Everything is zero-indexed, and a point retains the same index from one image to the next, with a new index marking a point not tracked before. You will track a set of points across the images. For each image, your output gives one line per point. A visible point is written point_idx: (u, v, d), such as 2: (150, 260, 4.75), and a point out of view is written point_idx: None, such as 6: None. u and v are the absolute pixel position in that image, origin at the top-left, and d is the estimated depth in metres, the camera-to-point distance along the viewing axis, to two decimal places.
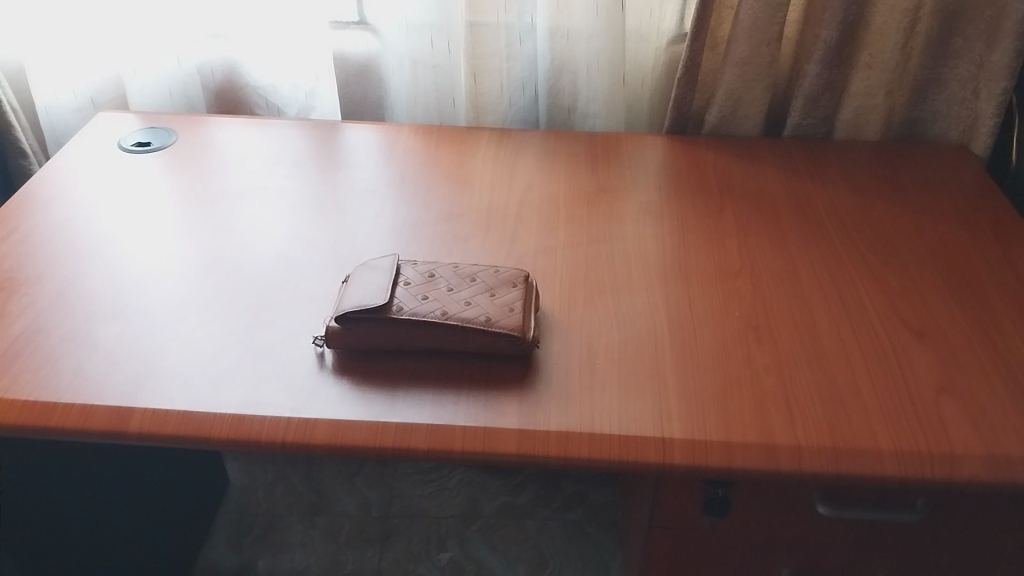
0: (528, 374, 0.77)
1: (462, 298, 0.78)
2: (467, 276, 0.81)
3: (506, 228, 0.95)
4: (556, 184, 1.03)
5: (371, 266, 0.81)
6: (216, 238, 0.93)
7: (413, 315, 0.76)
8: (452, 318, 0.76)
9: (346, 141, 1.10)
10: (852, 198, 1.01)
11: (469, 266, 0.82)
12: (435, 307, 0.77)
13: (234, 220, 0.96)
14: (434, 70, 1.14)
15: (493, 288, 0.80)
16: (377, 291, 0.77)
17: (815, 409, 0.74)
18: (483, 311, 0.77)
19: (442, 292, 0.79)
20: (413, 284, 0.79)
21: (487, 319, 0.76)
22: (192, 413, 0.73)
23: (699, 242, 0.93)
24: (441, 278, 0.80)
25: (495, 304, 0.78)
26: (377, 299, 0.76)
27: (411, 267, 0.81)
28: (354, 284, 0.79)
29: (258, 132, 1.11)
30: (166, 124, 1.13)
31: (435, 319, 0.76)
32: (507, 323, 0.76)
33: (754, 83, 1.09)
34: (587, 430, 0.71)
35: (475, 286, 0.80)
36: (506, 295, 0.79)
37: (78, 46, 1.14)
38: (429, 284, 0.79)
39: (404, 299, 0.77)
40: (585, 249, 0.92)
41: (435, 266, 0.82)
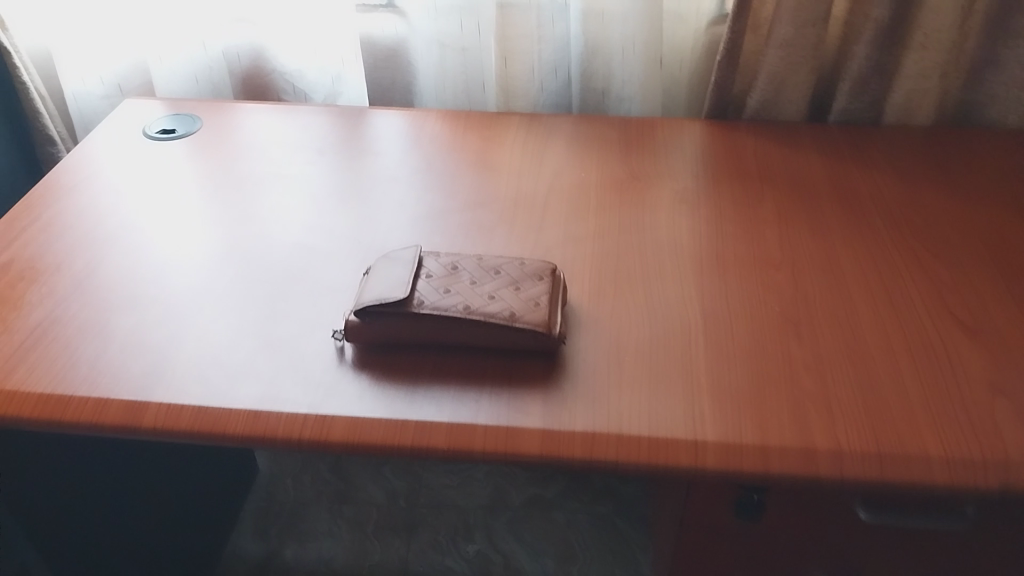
0: (554, 371, 0.73)
1: (486, 292, 0.75)
2: (491, 268, 0.77)
3: (534, 216, 0.91)
4: (588, 171, 0.99)
5: (393, 257, 0.79)
6: (238, 227, 0.91)
7: (435, 310, 0.73)
8: (475, 313, 0.73)
9: (372, 128, 1.07)
10: (900, 183, 0.95)
11: (494, 257, 0.79)
12: (457, 301, 0.74)
13: (257, 208, 0.94)
14: (463, 53, 1.11)
15: (519, 281, 0.76)
16: (398, 284, 0.75)
17: (858, 410, 0.70)
18: (507, 306, 0.74)
19: (465, 284, 0.76)
20: (435, 277, 0.76)
21: (512, 314, 0.73)
22: (207, 407, 0.71)
23: (737, 232, 0.89)
24: (464, 270, 0.77)
25: (520, 298, 0.75)
26: (398, 292, 0.74)
27: (433, 259, 0.78)
28: (375, 277, 0.77)
29: (284, 118, 1.09)
30: (191, 111, 1.11)
31: (457, 314, 0.73)
32: (532, 319, 0.73)
33: (799, 65, 1.04)
34: (614, 430, 0.68)
35: (500, 279, 0.76)
36: (532, 288, 0.76)
37: (104, 32, 1.12)
38: (452, 276, 0.76)
39: (426, 292, 0.74)
40: (616, 239, 0.88)
41: (459, 257, 0.78)
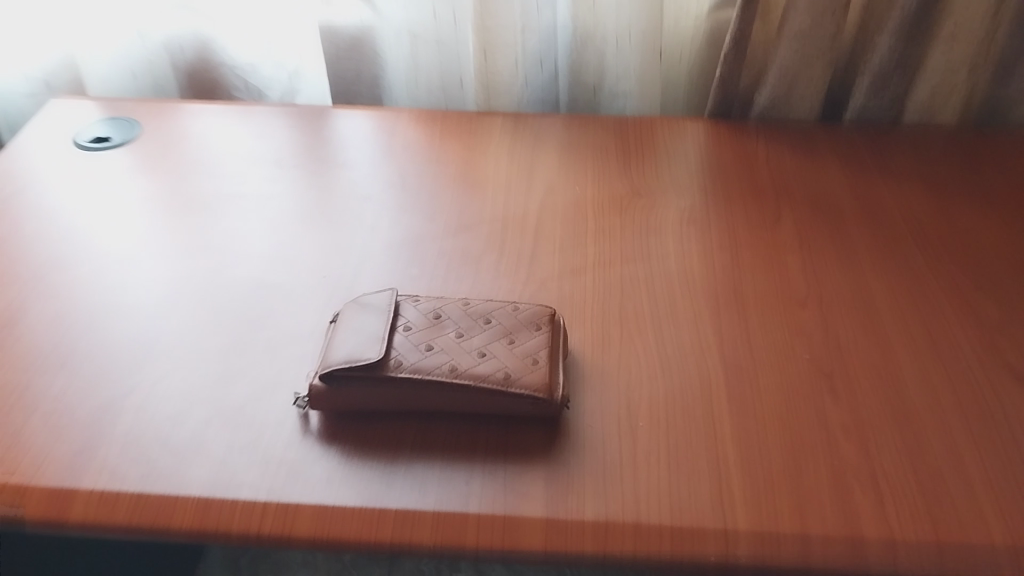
0: (555, 442, 0.63)
1: (475, 346, 0.64)
2: (480, 317, 0.67)
3: (525, 243, 0.80)
4: (582, 187, 0.87)
5: (364, 304, 0.67)
6: (184, 257, 0.79)
7: (416, 372, 0.62)
8: (463, 375, 0.62)
9: (336, 132, 0.94)
10: (930, 199, 0.86)
11: (482, 302, 0.68)
12: (442, 360, 0.63)
13: (205, 233, 0.82)
14: (437, 45, 0.98)
15: (512, 331, 0.66)
16: (371, 340, 0.64)
17: (908, 486, 0.61)
18: (500, 365, 0.63)
19: (450, 338, 0.65)
20: (414, 330, 0.65)
21: (506, 375, 0.63)
22: (149, 494, 0.60)
23: (754, 260, 0.78)
24: (448, 319, 0.66)
25: (516, 353, 0.64)
26: (371, 352, 0.63)
27: (412, 307, 0.67)
28: (344, 329, 0.66)
29: (236, 122, 0.96)
30: (130, 114, 0.98)
31: (442, 377, 0.62)
32: (529, 381, 0.63)
33: (814, 59, 0.92)
34: (630, 519, 0.58)
35: (490, 330, 0.66)
36: (528, 340, 0.65)
37: (26, 23, 0.98)
38: (434, 328, 0.65)
39: (403, 350, 0.63)
40: (619, 270, 0.77)
41: (441, 303, 0.68)
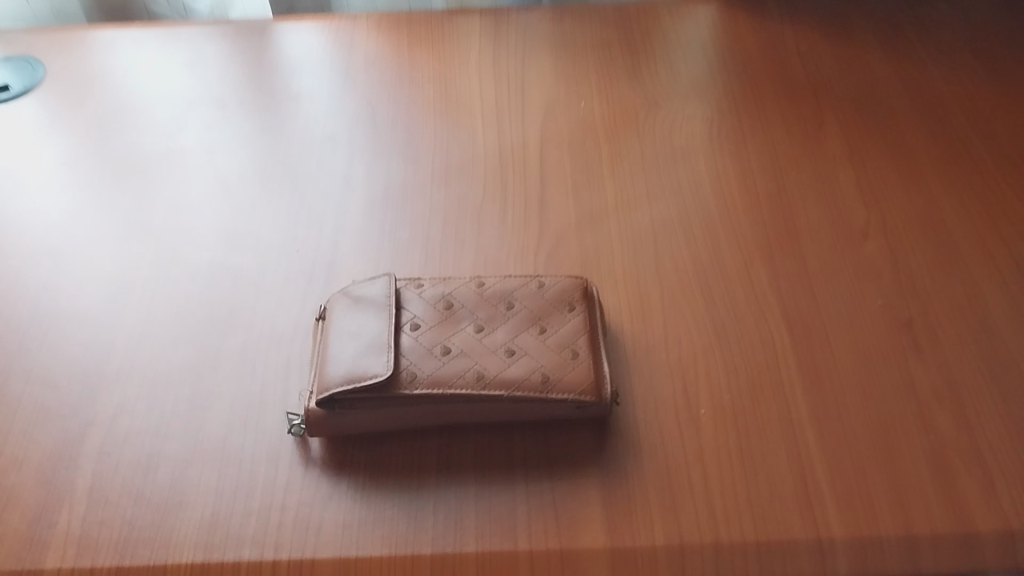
0: (605, 447, 0.54)
1: (501, 342, 0.53)
2: (500, 301, 0.55)
3: (531, 186, 0.68)
4: (588, 101, 0.74)
5: (358, 299, 0.56)
6: (126, 241, 0.66)
7: (436, 387, 0.51)
8: (493, 383, 0.52)
9: (284, 56, 0.79)
10: (991, 84, 0.74)
11: (499, 281, 0.56)
12: (465, 366, 0.52)
13: (148, 208, 0.68)
14: None
15: (542, 317, 0.55)
16: (375, 348, 0.52)
17: (1018, 459, 0.52)
18: (534, 363, 0.52)
19: (469, 335, 0.54)
20: (424, 329, 0.54)
21: (544, 377, 0.52)
22: (129, 565, 0.50)
23: (803, 181, 0.67)
24: (463, 309, 0.55)
25: (551, 346, 0.53)
26: (377, 367, 0.51)
27: (416, 298, 0.55)
28: (337, 334, 0.54)
29: (160, 53, 0.80)
30: (28, 51, 0.81)
31: (468, 389, 0.51)
32: (571, 381, 0.52)
33: None
34: (707, 538, 0.50)
35: (515, 318, 0.55)
36: (562, 327, 0.54)
37: None
38: (447, 323, 0.54)
39: (416, 358, 0.52)
40: (647, 212, 0.65)
41: (451, 287, 0.56)
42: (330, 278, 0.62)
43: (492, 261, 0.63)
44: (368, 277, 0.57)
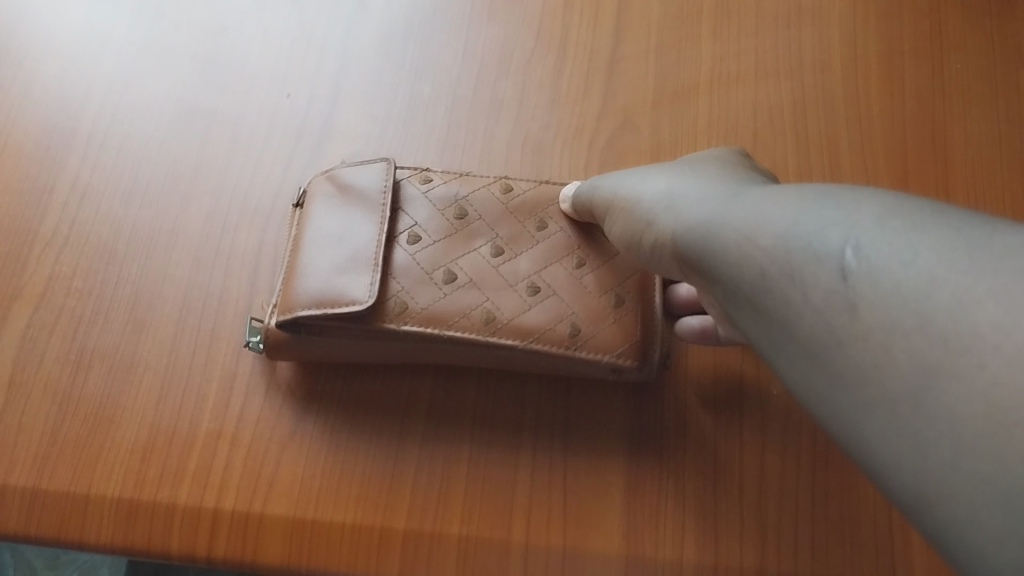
0: (640, 422, 0.42)
1: (523, 275, 0.41)
2: (529, 217, 0.42)
3: (601, 37, 0.51)
4: None
5: (344, 188, 0.42)
6: (77, 56, 0.52)
7: (431, 326, 0.39)
8: (505, 329, 0.39)
9: None
10: None
11: (532, 187, 0.43)
12: (472, 303, 0.40)
13: (110, 11, 0.53)
14: None
15: (581, 245, 0.42)
16: (358, 264, 0.39)
17: None
18: (564, 309, 0.40)
19: (483, 259, 0.41)
20: (425, 244, 0.41)
21: (574, 330, 0.39)
22: (48, 488, 0.42)
23: (968, 76, 0.49)
24: (480, 222, 0.42)
25: (588, 288, 0.41)
26: (357, 291, 0.39)
27: (421, 199, 0.42)
28: (312, 233, 0.41)
29: None
30: None
31: (472, 334, 0.39)
32: (608, 339, 0.40)
33: None
34: (750, 562, 0.40)
35: (546, 243, 0.42)
36: (604, 260, 0.41)
37: None
38: (458, 239, 0.41)
39: (409, 284, 0.40)
40: (749, 95, 0.49)
41: (467, 187, 0.43)
42: (324, 143, 0.49)
43: (534, 143, 0.49)
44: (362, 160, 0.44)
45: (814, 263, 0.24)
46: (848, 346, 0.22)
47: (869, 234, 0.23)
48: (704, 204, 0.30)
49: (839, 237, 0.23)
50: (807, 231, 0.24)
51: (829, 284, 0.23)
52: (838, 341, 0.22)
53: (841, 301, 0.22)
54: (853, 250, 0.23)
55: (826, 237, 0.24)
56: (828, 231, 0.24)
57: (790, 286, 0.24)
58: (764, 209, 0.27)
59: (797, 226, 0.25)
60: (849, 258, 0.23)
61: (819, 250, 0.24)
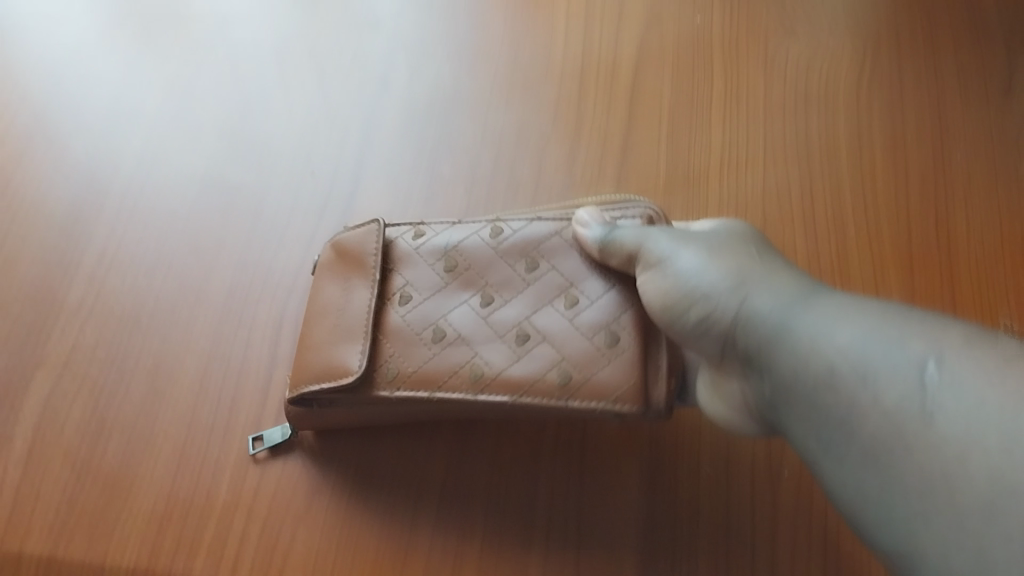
0: (654, 500, 0.42)
1: (512, 323, 0.39)
2: (520, 259, 0.40)
3: (615, 123, 0.53)
4: (706, 12, 0.56)
5: (343, 253, 0.42)
6: (109, 132, 0.54)
7: (420, 389, 0.38)
8: (495, 384, 0.37)
9: None
10: None
11: (523, 225, 0.40)
12: (460, 359, 0.38)
13: (140, 89, 0.55)
14: None
15: (575, 283, 0.39)
16: (352, 333, 0.40)
17: None
18: (555, 356, 0.37)
19: (472, 311, 0.39)
20: (417, 301, 0.40)
21: (563, 378, 0.37)
22: (62, 557, 0.42)
23: (970, 168, 0.51)
24: (472, 271, 0.40)
25: (581, 330, 0.37)
26: (350, 362, 0.39)
27: (413, 255, 0.41)
28: (316, 309, 0.42)
29: None
30: None
31: (460, 394, 0.38)
32: (604, 381, 0.36)
33: None
34: None
35: (538, 285, 0.39)
36: (603, 296, 0.38)
37: None
38: (449, 291, 0.40)
39: (399, 347, 0.39)
40: (757, 182, 0.50)
41: (457, 236, 0.41)
42: (346, 221, 0.51)
43: None
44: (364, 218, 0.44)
45: (886, 369, 0.26)
46: (915, 448, 0.25)
47: (951, 351, 0.25)
48: (769, 303, 0.31)
49: (922, 350, 0.26)
50: (883, 347, 0.27)
51: (907, 390, 0.25)
52: (906, 443, 0.25)
53: (916, 405, 0.25)
54: (936, 365, 0.25)
55: (905, 348, 0.26)
56: (907, 345, 0.26)
57: (858, 387, 0.27)
58: (839, 321, 0.28)
59: (873, 343, 0.27)
60: (930, 369, 0.25)
61: (900, 360, 0.26)
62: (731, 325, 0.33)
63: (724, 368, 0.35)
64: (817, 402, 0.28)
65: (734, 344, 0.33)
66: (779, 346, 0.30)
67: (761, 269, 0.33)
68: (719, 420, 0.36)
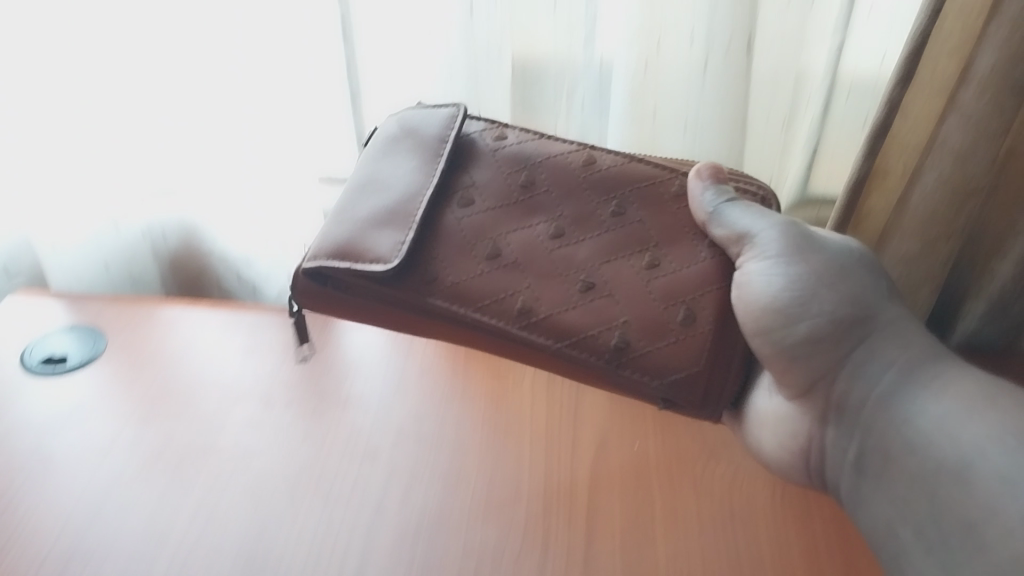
0: None
1: (576, 262, 0.56)
2: (607, 198, 0.58)
3: (577, 539, 0.61)
4: (642, 440, 0.69)
5: (412, 130, 0.61)
6: (139, 555, 0.61)
7: (452, 302, 0.56)
8: (539, 322, 0.55)
9: (343, 352, 0.79)
10: None
11: (613, 163, 0.58)
12: (507, 287, 0.56)
13: (169, 514, 0.64)
14: None
15: (660, 244, 0.56)
16: (395, 220, 0.56)
17: None
18: (615, 314, 0.55)
19: (537, 239, 0.57)
20: (477, 207, 0.58)
21: (622, 343, 0.54)
22: None
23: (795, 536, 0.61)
24: (541, 192, 0.58)
25: (654, 289, 0.55)
26: (381, 245, 0.55)
27: (491, 163, 0.59)
28: (371, 177, 0.60)
29: (224, 333, 0.81)
30: (95, 321, 0.83)
31: (505, 324, 0.55)
32: (663, 357, 0.54)
33: (920, 284, 0.67)
34: None
35: (612, 231, 0.57)
36: (675, 271, 0.56)
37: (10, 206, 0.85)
38: (517, 212, 0.58)
39: (450, 263, 0.56)
40: None
41: (536, 158, 0.59)
42: None
43: None
44: (431, 107, 0.62)
45: None
46: None
47: None
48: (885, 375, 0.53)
49: None
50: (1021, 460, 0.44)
51: None
52: None
53: None
54: None
55: None
56: None
57: (1000, 495, 0.44)
58: (969, 426, 0.47)
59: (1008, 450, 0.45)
60: None
61: None
62: (821, 374, 0.56)
63: (795, 430, 0.59)
64: (937, 497, 0.47)
65: (828, 382, 0.56)
66: (907, 432, 0.50)
67: (882, 298, 0.55)
68: (771, 449, 0.61)
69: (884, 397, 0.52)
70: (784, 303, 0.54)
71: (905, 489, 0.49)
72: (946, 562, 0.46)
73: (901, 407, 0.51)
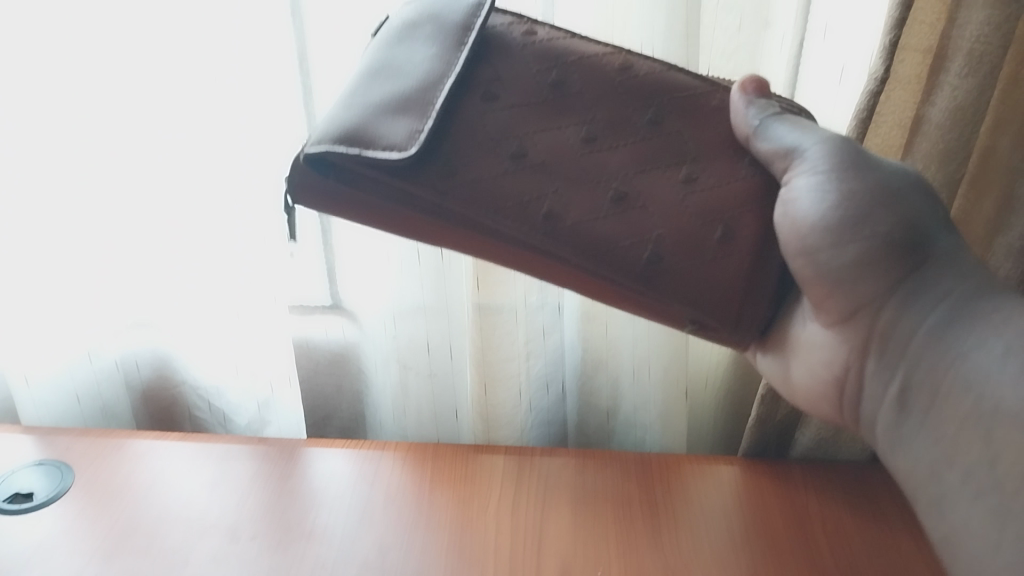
0: None
1: (609, 168, 0.57)
2: (640, 100, 0.59)
3: None
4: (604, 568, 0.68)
5: (434, 15, 0.61)
6: None
7: (477, 205, 0.55)
8: (567, 228, 0.56)
9: (309, 483, 0.79)
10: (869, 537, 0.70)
11: (647, 65, 0.61)
12: (532, 192, 0.56)
13: None
14: (429, 378, 0.88)
15: (693, 157, 0.59)
16: (410, 105, 0.56)
17: None
18: (648, 229, 0.56)
19: (569, 140, 0.57)
20: (509, 102, 0.58)
21: (655, 258, 0.56)
22: None
23: None
24: (574, 92, 0.59)
25: (687, 202, 0.57)
26: (396, 131, 0.55)
27: (524, 56, 0.60)
28: (388, 61, 0.59)
29: (192, 466, 0.81)
30: (64, 456, 0.83)
31: (530, 235, 0.55)
32: (697, 275, 0.57)
33: None
34: None
35: (642, 140, 0.58)
36: (709, 187, 0.58)
37: None
38: (549, 112, 0.58)
39: (479, 163, 0.56)
40: None
41: (573, 55, 0.60)
42: None
43: None
44: None
45: None
46: None
47: None
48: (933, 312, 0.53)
49: None
50: None
51: None
52: None
53: None
54: None
55: None
56: None
57: None
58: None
59: None
60: None
61: None
62: (867, 301, 0.57)
63: (833, 360, 0.61)
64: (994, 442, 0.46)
65: (869, 312, 0.57)
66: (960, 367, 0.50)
67: (928, 219, 0.56)
68: (807, 378, 0.63)
69: (933, 332, 0.53)
70: (828, 220, 0.56)
71: (955, 431, 0.49)
72: (993, 513, 0.46)
73: (949, 345, 0.51)
